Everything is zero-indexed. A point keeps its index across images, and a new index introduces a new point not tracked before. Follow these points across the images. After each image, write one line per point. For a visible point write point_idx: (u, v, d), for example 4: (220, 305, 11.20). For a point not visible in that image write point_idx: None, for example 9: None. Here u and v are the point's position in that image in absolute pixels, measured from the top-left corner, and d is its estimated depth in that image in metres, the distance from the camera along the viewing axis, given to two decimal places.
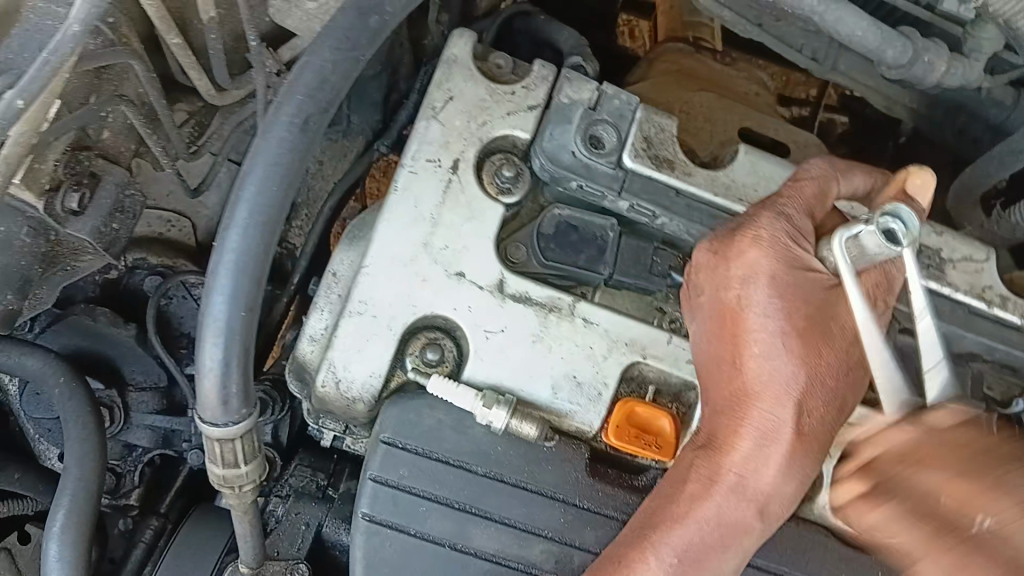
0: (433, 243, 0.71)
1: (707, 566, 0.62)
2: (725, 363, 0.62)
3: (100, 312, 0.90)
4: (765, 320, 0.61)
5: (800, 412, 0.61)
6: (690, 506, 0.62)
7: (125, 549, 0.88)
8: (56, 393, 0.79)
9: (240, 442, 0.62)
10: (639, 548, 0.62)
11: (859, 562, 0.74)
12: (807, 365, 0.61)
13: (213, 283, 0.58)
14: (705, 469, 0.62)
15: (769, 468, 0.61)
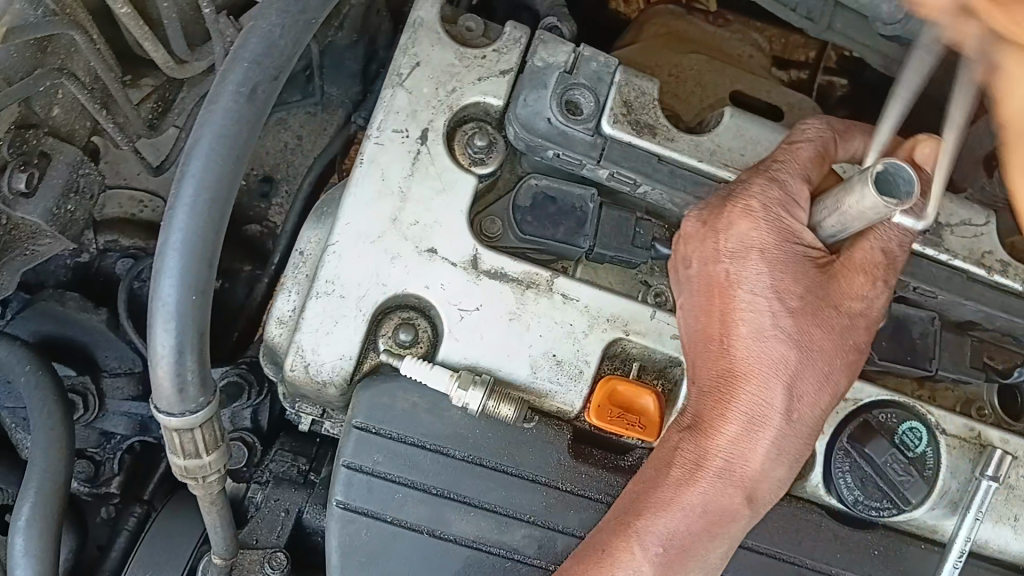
0: (402, 218, 0.67)
1: (692, 555, 0.59)
2: (713, 342, 0.60)
3: (68, 296, 0.86)
4: (757, 296, 0.58)
5: (790, 395, 0.58)
6: (672, 493, 0.59)
7: (109, 535, 0.86)
8: (21, 382, 0.76)
9: (202, 432, 0.57)
10: (623, 537, 0.59)
11: (853, 540, 0.72)
12: (798, 344, 0.58)
13: (160, 266, 0.53)
14: (692, 455, 0.59)
15: (757, 456, 0.58)
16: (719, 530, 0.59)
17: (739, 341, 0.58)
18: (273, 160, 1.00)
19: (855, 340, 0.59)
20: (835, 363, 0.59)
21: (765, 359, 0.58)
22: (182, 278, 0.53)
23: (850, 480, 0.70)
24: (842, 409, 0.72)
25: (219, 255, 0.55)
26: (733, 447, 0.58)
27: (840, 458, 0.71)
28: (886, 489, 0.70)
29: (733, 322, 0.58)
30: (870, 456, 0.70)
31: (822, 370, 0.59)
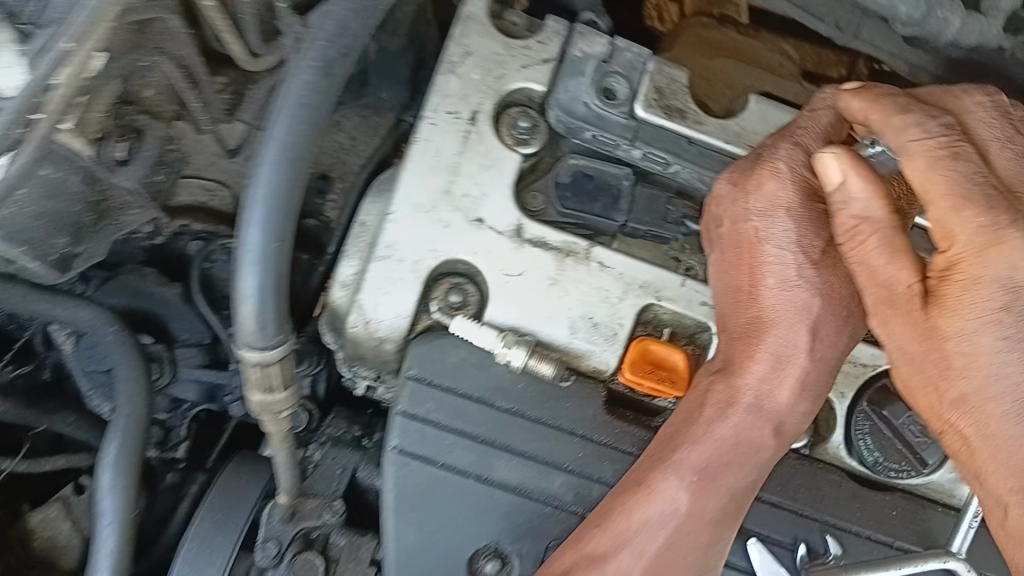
0: (454, 190, 0.75)
1: (724, 483, 0.64)
2: (741, 293, 0.66)
3: (146, 271, 0.93)
4: (785, 251, 0.65)
5: (812, 336, 0.65)
6: (705, 431, 0.65)
7: (173, 503, 0.93)
8: (107, 340, 0.82)
9: (278, 368, 0.64)
10: (659, 467, 0.65)
11: (871, 500, 0.76)
12: (821, 292, 0.65)
13: (245, 217, 0.61)
14: (723, 395, 0.65)
15: (783, 390, 0.65)
16: (747, 465, 0.65)
17: (769, 291, 0.65)
18: (327, 161, 1.01)
19: None
20: (852, 309, 0.66)
21: (790, 306, 0.65)
22: (264, 227, 0.61)
23: (870, 442, 0.75)
24: (865, 374, 0.76)
25: (296, 208, 0.62)
26: (760, 388, 0.65)
27: (861, 420, 0.75)
28: (906, 451, 0.75)
29: (763, 273, 0.65)
30: (889, 420, 0.75)
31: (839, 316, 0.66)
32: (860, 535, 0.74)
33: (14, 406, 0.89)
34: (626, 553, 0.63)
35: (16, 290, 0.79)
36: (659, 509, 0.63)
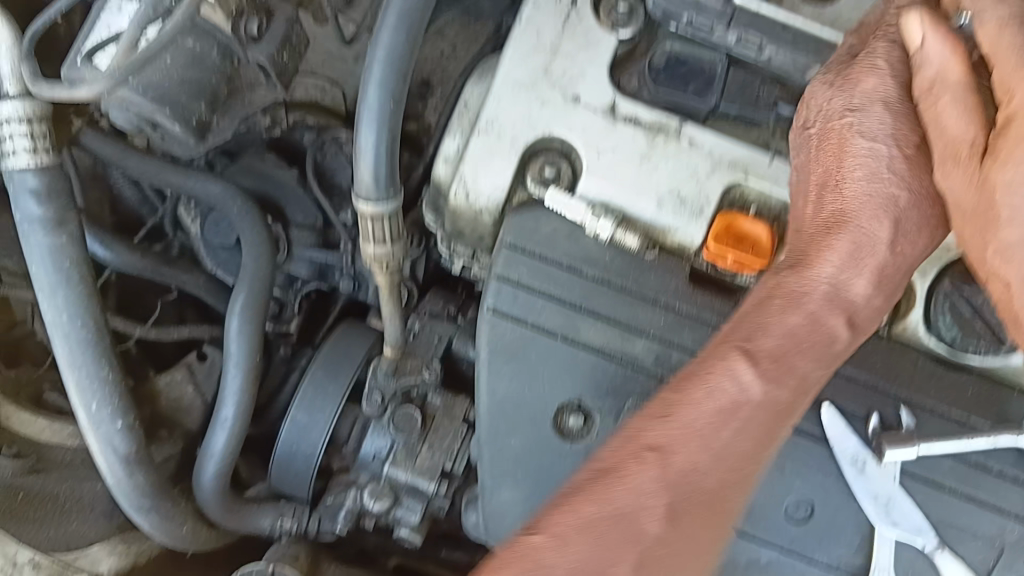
0: (553, 69, 0.80)
1: (797, 368, 0.64)
2: (828, 185, 0.68)
3: (267, 155, 1.03)
4: (868, 129, 0.67)
5: (896, 230, 0.66)
6: (819, 261, 0.66)
7: (284, 374, 1.05)
8: (233, 211, 0.89)
9: (389, 222, 0.72)
10: (721, 352, 0.64)
11: (949, 378, 0.81)
12: (907, 187, 0.66)
13: (367, 76, 0.66)
14: (837, 239, 0.66)
15: (863, 279, 0.66)
16: (861, 310, 0.67)
17: (858, 176, 0.67)
18: (430, 66, 1.06)
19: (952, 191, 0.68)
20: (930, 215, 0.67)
21: (879, 191, 0.66)
22: (382, 87, 0.66)
23: (948, 320, 0.81)
24: (945, 258, 0.81)
25: (410, 71, 0.68)
26: (870, 237, 0.66)
27: (941, 301, 0.81)
28: (984, 328, 0.80)
29: (850, 160, 0.67)
30: (969, 299, 0.80)
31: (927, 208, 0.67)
32: (937, 409, 0.80)
33: (148, 264, 0.98)
34: (751, 380, 0.63)
35: (156, 162, 0.90)
36: (780, 336, 0.64)
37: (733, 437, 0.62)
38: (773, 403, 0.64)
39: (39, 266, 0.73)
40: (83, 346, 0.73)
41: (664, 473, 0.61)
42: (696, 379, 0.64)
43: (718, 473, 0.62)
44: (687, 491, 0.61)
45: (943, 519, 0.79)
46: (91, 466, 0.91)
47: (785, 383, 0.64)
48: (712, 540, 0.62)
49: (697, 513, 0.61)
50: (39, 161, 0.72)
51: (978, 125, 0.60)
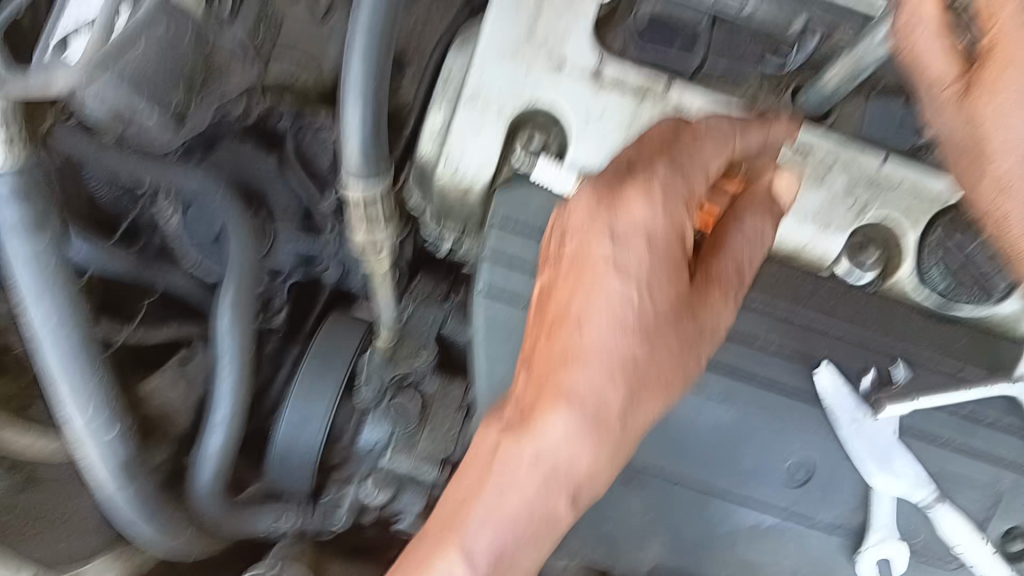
0: (535, 35, 0.78)
1: (586, 441, 0.63)
2: (639, 255, 0.63)
3: (245, 143, 1.00)
4: (576, 207, 0.66)
5: (666, 314, 0.64)
6: (585, 302, 0.64)
7: (273, 368, 1.05)
8: (215, 203, 0.91)
9: (380, 204, 0.71)
10: (544, 399, 0.64)
11: (944, 328, 0.81)
12: (706, 263, 0.66)
13: (350, 50, 0.64)
14: (612, 293, 0.63)
15: (645, 367, 0.64)
16: (705, 293, 0.66)
17: (630, 246, 0.63)
18: None
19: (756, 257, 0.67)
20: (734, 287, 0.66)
21: (641, 252, 0.63)
22: (366, 60, 0.64)
23: (939, 272, 0.80)
24: (933, 208, 0.80)
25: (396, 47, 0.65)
26: (671, 258, 0.64)
27: (933, 250, 0.80)
28: (973, 279, 0.80)
29: (638, 230, 0.63)
30: (958, 249, 0.80)
31: (764, 207, 0.66)
32: (928, 359, 0.80)
33: (131, 266, 0.95)
34: (581, 375, 0.63)
35: (131, 157, 0.88)
36: (605, 334, 0.63)
37: (585, 425, 0.63)
38: (627, 389, 0.64)
39: (20, 272, 0.71)
40: (73, 356, 0.73)
41: (523, 476, 0.63)
42: (546, 386, 0.65)
43: (581, 461, 0.64)
44: (552, 485, 0.64)
45: (942, 468, 0.81)
46: (86, 478, 0.89)
47: (618, 377, 0.63)
48: (594, 455, 0.64)
49: (524, 550, 0.64)
50: (12, 161, 0.68)
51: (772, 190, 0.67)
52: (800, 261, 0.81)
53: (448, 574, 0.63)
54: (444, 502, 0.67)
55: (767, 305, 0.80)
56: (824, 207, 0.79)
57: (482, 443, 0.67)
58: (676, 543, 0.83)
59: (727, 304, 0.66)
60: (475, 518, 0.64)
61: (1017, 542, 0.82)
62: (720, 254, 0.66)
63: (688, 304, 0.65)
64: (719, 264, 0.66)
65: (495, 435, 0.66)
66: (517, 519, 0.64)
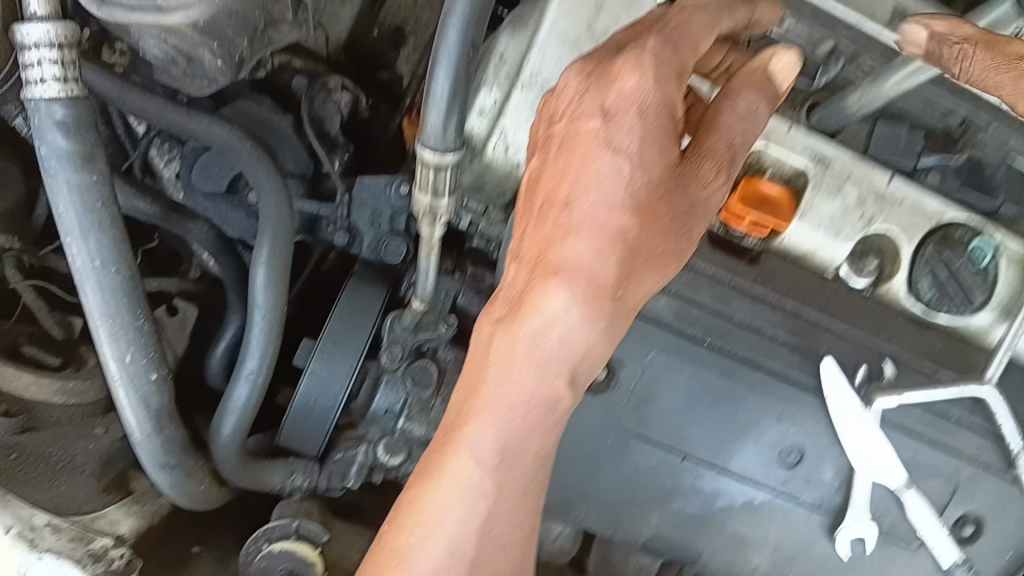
0: (596, 27, 0.79)
1: (581, 314, 0.65)
2: (629, 118, 0.62)
3: (263, 100, 0.97)
4: (567, 87, 0.67)
5: (662, 181, 0.64)
6: (577, 180, 0.64)
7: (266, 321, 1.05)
8: (243, 157, 0.84)
9: (450, 173, 0.72)
10: (540, 277, 0.66)
11: (926, 334, 0.88)
12: (705, 130, 0.65)
13: (447, 18, 0.64)
14: (603, 168, 0.63)
15: (638, 232, 0.64)
16: (698, 165, 0.64)
17: (619, 122, 0.63)
18: (403, 14, 1.14)
19: (760, 124, 0.66)
20: (735, 155, 0.65)
21: (631, 127, 0.62)
22: (462, 28, 0.64)
23: (929, 283, 0.87)
24: (927, 223, 0.87)
25: (489, 15, 0.64)
26: (663, 130, 0.63)
27: (923, 266, 0.87)
28: (956, 291, 0.87)
29: (626, 104, 0.63)
30: (947, 263, 0.87)
31: (760, 84, 0.65)
32: (913, 362, 0.87)
33: (159, 212, 0.92)
34: (572, 253, 0.64)
35: (156, 100, 0.81)
36: (596, 210, 0.64)
37: (580, 302, 0.65)
38: (620, 263, 0.64)
39: (65, 208, 0.67)
40: (118, 294, 0.69)
41: (521, 356, 0.67)
42: (541, 266, 0.66)
43: (577, 337, 0.65)
44: (549, 373, 0.67)
45: (912, 457, 0.89)
46: (79, 427, 0.88)
47: (610, 252, 0.64)
48: (586, 325, 0.65)
49: (530, 435, 0.68)
50: (69, 92, 0.65)
51: (770, 84, 0.66)
52: (810, 263, 0.88)
53: (461, 471, 0.68)
54: (455, 402, 0.71)
55: (780, 300, 0.86)
56: (837, 215, 0.86)
57: (483, 334, 0.71)
58: (674, 518, 0.89)
59: (722, 173, 0.65)
60: (481, 411, 0.68)
61: (966, 527, 0.92)
62: (708, 127, 0.65)
63: (678, 171, 0.64)
64: (711, 138, 0.64)
65: (489, 328, 0.70)
66: (519, 407, 0.67)
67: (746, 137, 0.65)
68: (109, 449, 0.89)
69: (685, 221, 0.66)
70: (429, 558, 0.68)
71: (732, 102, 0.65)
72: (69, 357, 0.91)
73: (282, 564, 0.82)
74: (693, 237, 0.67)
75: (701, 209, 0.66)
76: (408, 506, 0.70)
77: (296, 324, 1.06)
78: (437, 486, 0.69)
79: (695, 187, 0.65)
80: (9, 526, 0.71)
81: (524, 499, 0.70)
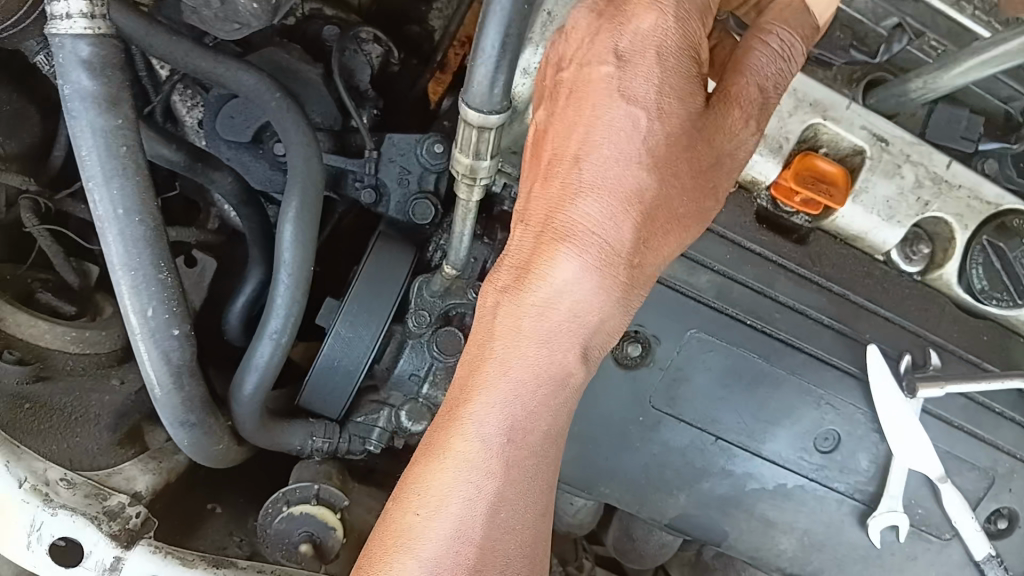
0: None
1: (595, 280, 0.61)
2: (644, 65, 0.58)
3: (292, 47, 0.92)
4: (576, 28, 0.60)
5: (682, 135, 0.59)
6: (589, 134, 0.59)
7: None
8: (271, 107, 0.80)
9: (495, 134, 0.68)
10: (548, 242, 0.62)
11: (970, 325, 0.87)
12: (730, 75, 0.60)
13: None
14: (618, 120, 0.59)
15: (656, 191, 0.60)
16: (724, 114, 0.60)
17: (635, 67, 0.58)
18: None
19: (791, 64, 0.61)
20: (764, 102, 0.61)
21: (649, 74, 0.58)
22: None
23: (980, 272, 0.83)
24: (985, 209, 0.83)
25: None
26: (685, 75, 0.58)
27: (976, 253, 0.83)
28: (1010, 282, 0.83)
29: (643, 47, 0.58)
30: (1003, 252, 0.82)
31: (793, 21, 0.60)
32: (956, 352, 0.86)
33: (184, 159, 0.87)
34: (584, 214, 0.60)
35: (183, 43, 0.76)
36: (609, 168, 0.59)
37: (594, 268, 0.61)
38: (636, 225, 0.60)
39: (88, 152, 0.63)
40: (140, 245, 0.66)
41: (528, 327, 0.63)
42: (548, 229, 0.62)
43: (590, 305, 0.62)
44: (558, 341, 0.63)
45: (951, 451, 0.87)
46: (94, 377, 0.84)
47: (624, 214, 0.60)
48: (601, 293, 0.61)
49: (540, 410, 0.65)
50: (96, 29, 0.61)
51: (803, 21, 0.61)
52: (858, 245, 0.85)
53: (465, 451, 0.65)
54: (457, 378, 0.68)
55: (825, 281, 0.84)
56: (892, 198, 0.82)
57: (486, 304, 0.66)
58: (702, 500, 0.86)
59: (749, 122, 0.61)
60: (485, 388, 0.65)
61: (999, 522, 0.90)
62: (734, 70, 0.60)
63: (701, 123, 0.59)
64: (737, 83, 0.60)
65: (494, 297, 0.66)
66: (527, 382, 0.64)
67: (775, 82, 0.61)
68: (124, 402, 0.85)
69: (707, 175, 0.62)
70: (433, 543, 0.64)
71: (762, 40, 0.60)
72: (84, 307, 0.88)
73: (302, 528, 0.80)
74: (714, 191, 0.63)
75: (725, 163, 0.62)
76: (410, 487, 0.66)
77: (316, 282, 1.02)
78: (440, 468, 0.65)
79: (720, 139, 0.60)
80: (23, 480, 0.69)
81: (533, 480, 0.67)
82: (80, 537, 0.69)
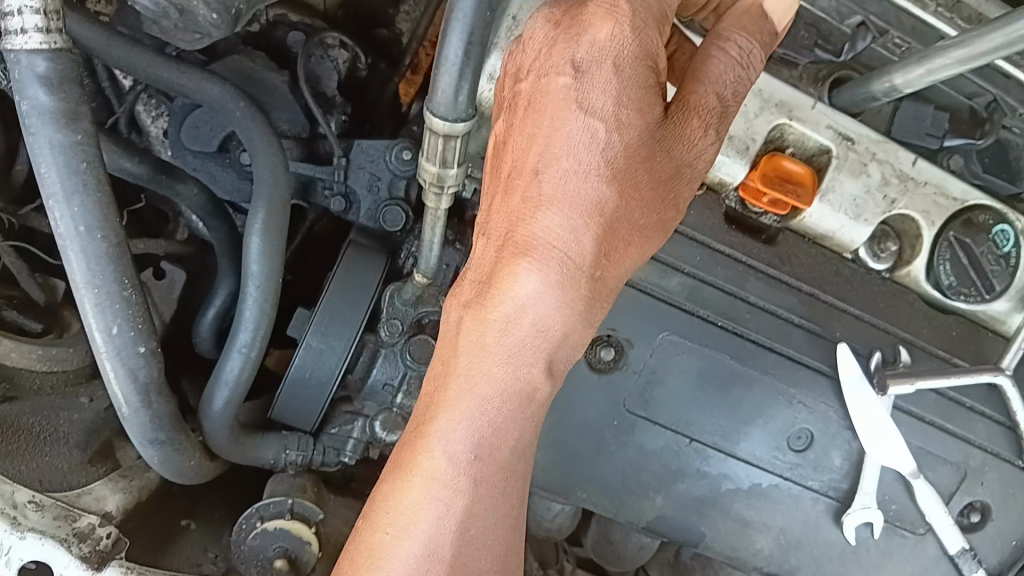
0: None
1: (558, 293, 0.61)
2: (603, 74, 0.57)
3: (257, 55, 0.91)
4: (533, 38, 0.60)
5: (642, 145, 0.59)
6: (548, 146, 0.59)
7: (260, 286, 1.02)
8: (236, 117, 0.79)
9: (461, 142, 0.68)
10: (511, 256, 0.61)
11: (939, 321, 0.87)
12: (689, 83, 0.60)
13: None
14: (577, 133, 0.58)
15: (617, 203, 0.60)
16: (684, 123, 0.60)
17: (592, 78, 0.58)
18: None
19: (749, 70, 0.62)
20: (723, 110, 0.61)
21: (607, 85, 0.58)
22: None
23: (948, 268, 0.84)
24: (951, 206, 0.84)
25: None
26: (644, 85, 0.58)
27: (943, 249, 0.84)
28: (975, 277, 0.84)
29: (600, 57, 0.57)
30: (968, 247, 0.84)
31: (750, 27, 0.61)
32: (926, 347, 0.87)
33: (148, 172, 0.85)
34: (544, 228, 0.60)
35: (144, 53, 0.75)
36: (569, 181, 0.59)
37: (556, 281, 0.61)
38: (597, 238, 0.60)
39: (48, 168, 0.62)
40: (104, 262, 0.65)
41: (493, 343, 0.63)
42: (510, 243, 0.62)
43: (554, 319, 0.62)
44: (523, 356, 0.63)
45: (924, 446, 0.87)
46: (62, 395, 0.84)
47: (585, 227, 0.60)
48: (565, 306, 0.62)
49: (507, 425, 0.65)
50: (52, 44, 0.60)
51: (760, 27, 0.61)
52: (828, 244, 0.85)
53: (433, 469, 0.64)
54: (423, 393, 0.68)
55: (795, 281, 0.84)
56: (859, 196, 0.82)
57: (451, 318, 0.66)
58: (678, 502, 0.86)
59: (709, 130, 0.61)
60: (452, 403, 0.65)
61: (972, 515, 0.91)
62: (692, 78, 0.60)
63: (660, 134, 0.60)
64: (696, 92, 0.60)
65: (458, 311, 0.66)
66: (493, 397, 0.64)
67: (733, 90, 0.61)
68: (93, 419, 0.85)
69: (668, 185, 0.62)
70: (403, 562, 0.64)
71: (720, 48, 0.60)
72: (52, 323, 0.88)
73: (277, 544, 0.80)
74: (675, 201, 0.64)
75: (685, 173, 0.62)
76: (379, 505, 0.66)
77: (288, 292, 1.02)
78: (409, 486, 0.65)
79: (679, 149, 0.61)
80: None
81: (503, 494, 0.67)
82: (51, 558, 0.68)
